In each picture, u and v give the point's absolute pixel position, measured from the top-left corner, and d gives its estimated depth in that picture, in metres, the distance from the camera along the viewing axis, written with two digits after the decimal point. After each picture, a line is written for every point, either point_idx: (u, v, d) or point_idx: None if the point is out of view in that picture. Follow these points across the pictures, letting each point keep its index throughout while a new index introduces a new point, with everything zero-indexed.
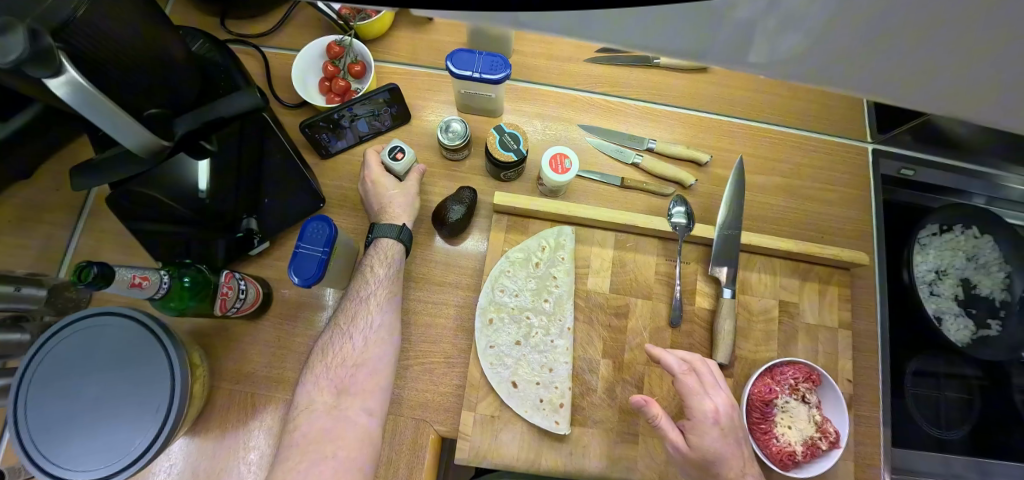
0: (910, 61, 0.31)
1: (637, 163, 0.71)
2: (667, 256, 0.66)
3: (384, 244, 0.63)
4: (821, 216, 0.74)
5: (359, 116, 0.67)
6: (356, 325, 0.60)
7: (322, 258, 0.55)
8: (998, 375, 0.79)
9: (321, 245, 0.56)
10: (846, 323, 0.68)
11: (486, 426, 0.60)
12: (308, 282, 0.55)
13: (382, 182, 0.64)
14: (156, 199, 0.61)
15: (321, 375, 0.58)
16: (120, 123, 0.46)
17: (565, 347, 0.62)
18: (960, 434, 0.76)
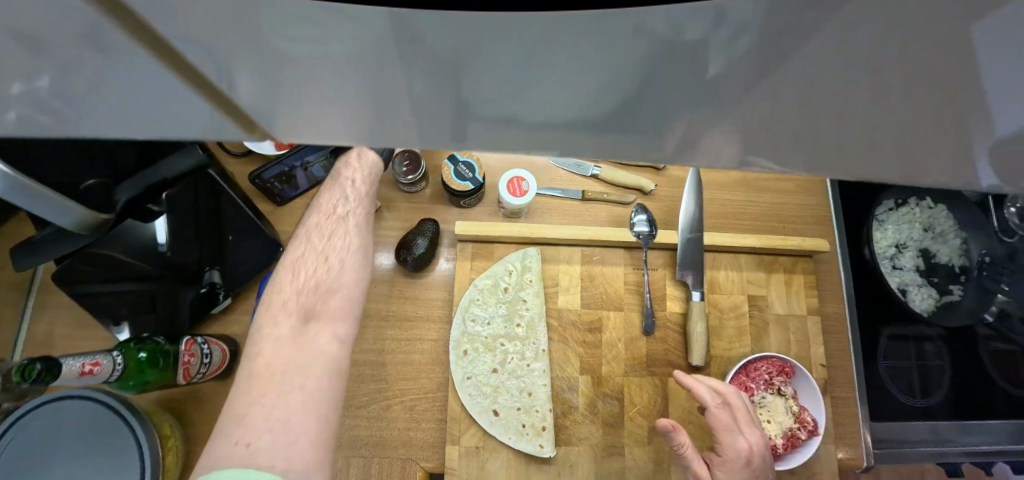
0: (835, 130, 0.30)
1: (595, 175, 0.72)
2: (634, 265, 0.67)
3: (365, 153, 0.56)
4: (780, 206, 0.76)
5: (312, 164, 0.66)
6: (332, 237, 0.53)
7: None
8: (963, 340, 0.80)
9: None
10: (813, 309, 0.69)
11: (471, 458, 0.59)
12: None
13: None
14: (117, 261, 0.60)
15: (290, 299, 0.49)
16: (49, 204, 0.43)
17: (542, 369, 0.61)
18: (935, 401, 0.78)
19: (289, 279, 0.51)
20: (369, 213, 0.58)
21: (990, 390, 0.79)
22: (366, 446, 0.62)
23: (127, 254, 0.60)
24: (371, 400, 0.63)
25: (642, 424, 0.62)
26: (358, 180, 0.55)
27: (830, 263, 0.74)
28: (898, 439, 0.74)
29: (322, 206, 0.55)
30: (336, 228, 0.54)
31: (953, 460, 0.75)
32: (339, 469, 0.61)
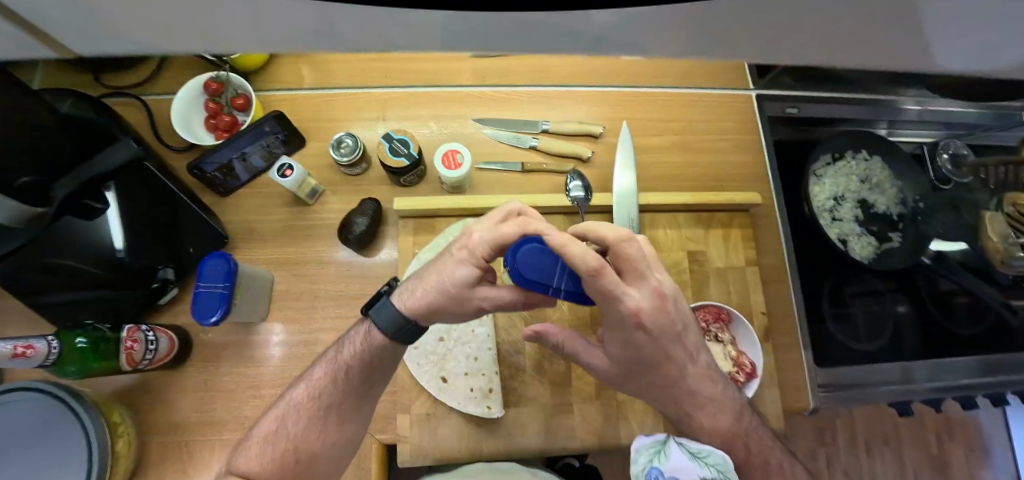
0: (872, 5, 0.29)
1: (534, 146, 0.74)
2: (574, 229, 0.68)
3: (376, 332, 0.54)
4: (718, 165, 0.78)
5: (250, 153, 0.67)
6: (314, 410, 0.54)
7: (224, 293, 0.56)
8: (900, 283, 0.85)
9: (220, 280, 0.56)
10: (752, 260, 0.72)
11: (422, 424, 0.61)
12: (217, 319, 0.55)
13: (465, 268, 0.49)
14: (71, 268, 0.59)
15: (266, 453, 0.52)
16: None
17: (487, 333, 0.63)
18: (879, 343, 0.82)
19: (277, 433, 0.53)
20: (376, 384, 0.57)
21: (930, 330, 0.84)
22: None
23: (77, 259, 0.60)
24: None
25: (590, 382, 0.64)
26: (355, 364, 0.54)
27: (768, 217, 0.77)
28: (849, 384, 0.77)
29: (316, 376, 0.56)
30: (321, 399, 0.54)
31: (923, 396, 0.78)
32: None
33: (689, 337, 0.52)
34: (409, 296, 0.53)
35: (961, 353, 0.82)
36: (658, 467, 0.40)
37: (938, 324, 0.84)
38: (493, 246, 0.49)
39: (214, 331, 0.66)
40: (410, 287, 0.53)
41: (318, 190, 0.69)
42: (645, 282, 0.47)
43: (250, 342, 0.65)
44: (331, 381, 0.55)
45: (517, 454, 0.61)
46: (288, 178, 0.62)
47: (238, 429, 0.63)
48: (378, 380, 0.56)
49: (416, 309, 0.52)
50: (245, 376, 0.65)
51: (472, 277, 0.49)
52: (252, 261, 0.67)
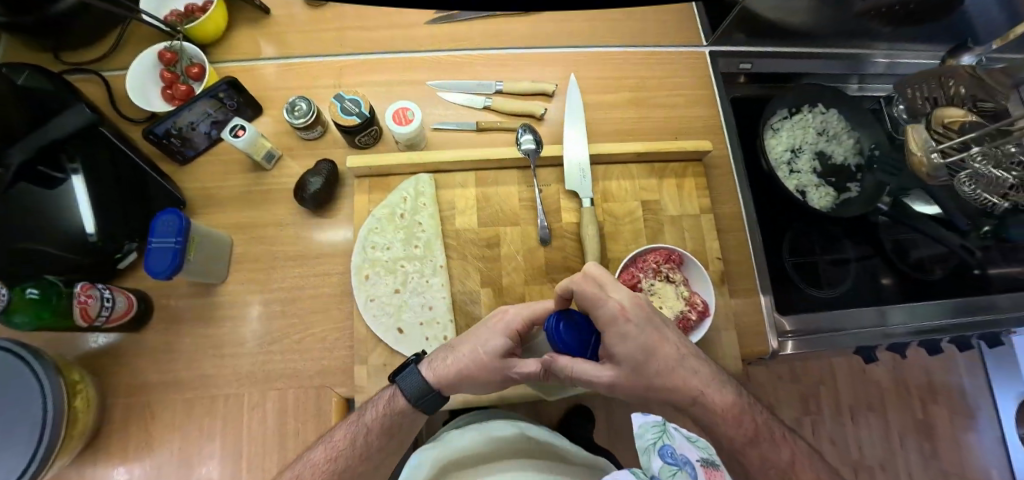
0: None
1: (488, 106, 0.75)
2: (528, 183, 0.69)
3: (399, 396, 0.56)
4: (672, 119, 0.79)
5: (197, 123, 0.67)
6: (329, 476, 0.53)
7: (176, 247, 0.57)
8: (860, 231, 0.86)
9: (173, 235, 0.57)
10: (706, 208, 0.72)
11: (380, 374, 0.62)
12: (167, 273, 0.56)
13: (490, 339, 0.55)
14: (50, 255, 0.58)
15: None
16: None
17: (441, 283, 0.64)
18: (841, 291, 0.83)
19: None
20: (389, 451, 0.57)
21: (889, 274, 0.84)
22: (281, 379, 0.64)
23: (55, 244, 0.59)
24: (285, 336, 0.65)
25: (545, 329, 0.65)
26: (374, 430, 0.55)
27: (723, 168, 0.78)
28: (820, 330, 0.76)
29: (336, 439, 0.56)
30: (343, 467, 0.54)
31: (899, 339, 0.77)
32: (258, 402, 0.63)
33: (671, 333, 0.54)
34: (438, 366, 0.57)
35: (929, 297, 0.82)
36: (669, 444, 0.45)
37: (903, 270, 0.84)
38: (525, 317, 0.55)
39: (175, 294, 0.67)
40: (438, 357, 0.58)
41: (276, 154, 0.70)
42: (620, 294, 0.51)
43: (211, 304, 0.66)
44: (352, 443, 0.55)
45: None
46: (241, 138, 0.63)
47: (200, 387, 0.64)
48: (402, 438, 0.58)
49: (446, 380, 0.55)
50: (205, 336, 0.65)
51: (495, 345, 0.55)
52: (211, 224, 0.68)
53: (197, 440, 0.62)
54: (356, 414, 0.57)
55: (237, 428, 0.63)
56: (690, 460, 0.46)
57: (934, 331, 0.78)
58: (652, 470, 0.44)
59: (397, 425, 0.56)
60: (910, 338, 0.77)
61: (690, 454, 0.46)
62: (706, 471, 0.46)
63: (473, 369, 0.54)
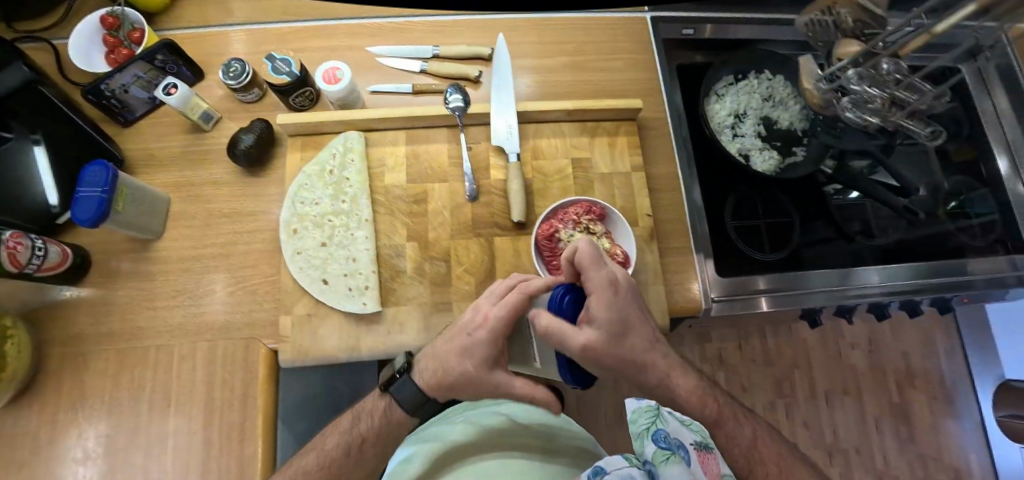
0: None
1: (424, 70, 0.76)
2: (457, 142, 0.71)
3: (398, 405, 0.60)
4: (610, 83, 0.80)
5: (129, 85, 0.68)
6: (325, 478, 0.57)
7: (102, 197, 0.58)
8: (803, 195, 0.87)
9: (100, 186, 0.59)
10: (638, 166, 0.73)
11: (303, 324, 0.63)
12: (92, 220, 0.58)
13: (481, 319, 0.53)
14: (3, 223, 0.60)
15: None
16: None
17: (366, 235, 0.65)
18: (822, 254, 0.84)
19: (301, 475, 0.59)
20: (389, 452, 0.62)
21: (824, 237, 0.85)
22: (212, 331, 0.65)
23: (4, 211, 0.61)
24: (217, 289, 0.67)
25: (469, 281, 0.65)
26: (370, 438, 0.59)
27: (660, 130, 0.79)
28: (797, 289, 0.78)
29: (329, 448, 0.59)
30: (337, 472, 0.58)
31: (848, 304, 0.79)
32: (188, 354, 0.64)
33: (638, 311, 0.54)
34: (423, 376, 0.57)
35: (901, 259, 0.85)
36: (662, 428, 0.49)
37: (845, 232, 0.86)
38: (505, 323, 0.51)
39: (113, 250, 0.69)
40: (421, 368, 0.57)
41: (215, 116, 0.72)
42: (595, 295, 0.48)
43: (147, 259, 0.68)
44: (344, 452, 0.59)
45: (396, 351, 0.63)
46: (174, 95, 0.65)
47: (133, 338, 0.65)
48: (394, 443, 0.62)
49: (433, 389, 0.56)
50: (140, 289, 0.67)
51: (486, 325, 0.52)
52: (148, 183, 0.70)
53: (127, 390, 0.63)
54: (347, 423, 0.61)
55: (167, 378, 0.64)
56: (684, 443, 0.50)
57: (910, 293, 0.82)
58: (646, 454, 0.47)
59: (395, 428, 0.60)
60: (888, 298, 0.80)
61: (683, 438, 0.51)
62: (699, 453, 0.51)
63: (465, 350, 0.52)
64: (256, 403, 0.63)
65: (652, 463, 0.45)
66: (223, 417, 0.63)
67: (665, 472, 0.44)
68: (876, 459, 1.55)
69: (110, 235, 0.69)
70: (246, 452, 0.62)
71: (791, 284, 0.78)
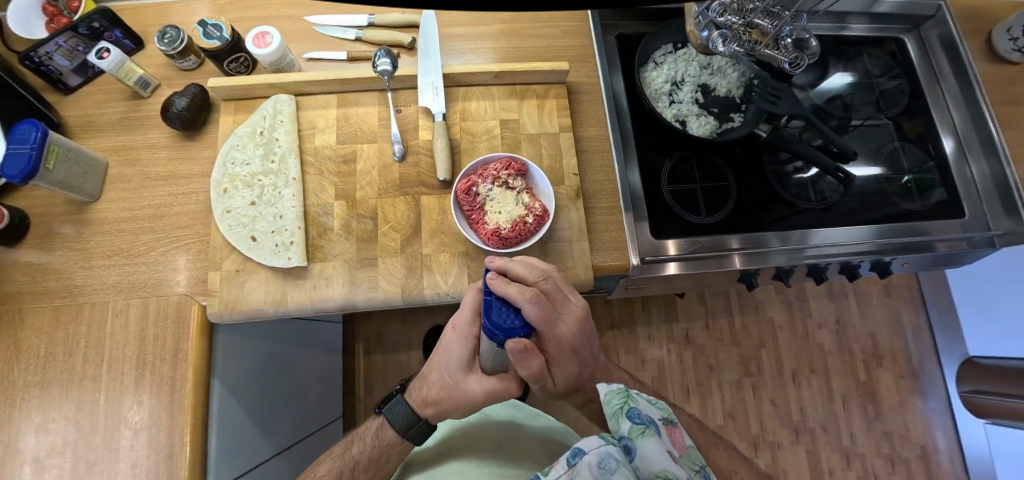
0: None
1: (360, 38, 0.78)
2: (386, 104, 0.72)
3: (387, 428, 0.74)
4: (544, 50, 0.82)
5: (60, 51, 0.68)
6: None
7: (31, 153, 0.58)
8: (740, 160, 0.89)
9: (29, 143, 0.59)
10: (566, 127, 0.74)
11: (232, 280, 0.64)
12: (21, 175, 0.58)
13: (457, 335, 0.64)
14: None
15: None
16: None
17: (293, 193, 0.67)
18: (780, 217, 0.86)
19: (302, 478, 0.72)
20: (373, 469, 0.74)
21: (767, 201, 0.87)
22: (148, 289, 0.67)
23: None
24: (152, 249, 0.68)
25: (395, 238, 0.67)
26: (363, 458, 0.72)
27: (593, 95, 0.81)
28: (761, 248, 0.81)
29: (321, 474, 0.71)
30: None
31: (810, 263, 0.82)
32: (120, 311, 0.65)
33: (576, 320, 0.60)
34: (419, 398, 0.71)
35: (863, 222, 0.89)
36: (636, 409, 0.58)
37: (782, 196, 0.87)
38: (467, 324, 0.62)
39: (51, 212, 0.70)
40: (416, 388, 0.72)
41: (152, 83, 0.74)
42: (510, 291, 0.46)
43: (83, 219, 0.69)
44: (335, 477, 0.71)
45: (321, 304, 0.64)
46: (106, 60, 0.66)
47: (69, 297, 0.66)
48: (384, 466, 0.76)
49: (428, 408, 0.69)
50: (77, 249, 0.68)
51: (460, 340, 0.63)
52: (86, 147, 0.71)
53: (59, 348, 0.63)
54: (341, 450, 0.74)
55: (100, 336, 0.64)
56: (654, 419, 0.60)
57: (870, 253, 0.85)
58: (623, 431, 0.56)
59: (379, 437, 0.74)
60: (853, 256, 0.84)
61: (653, 415, 0.60)
62: (665, 428, 0.60)
63: (451, 362, 0.65)
64: (187, 359, 0.64)
65: (629, 437, 0.54)
66: (153, 372, 0.63)
67: (642, 443, 0.53)
68: (842, 438, 1.56)
69: (50, 198, 0.70)
70: (177, 406, 0.62)
71: (752, 246, 0.82)
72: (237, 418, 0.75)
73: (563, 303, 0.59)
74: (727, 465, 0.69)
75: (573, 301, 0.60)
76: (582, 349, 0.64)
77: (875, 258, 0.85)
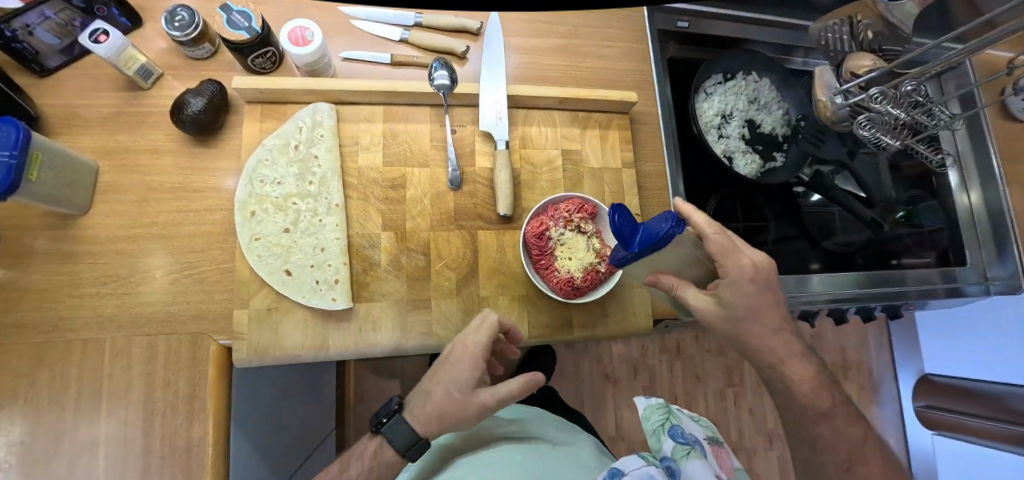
0: None
1: (405, 39, 0.69)
2: (440, 123, 0.65)
3: (388, 447, 0.59)
4: (603, 73, 0.76)
5: (37, 26, 0.55)
6: None
7: (10, 164, 0.46)
8: (776, 200, 0.91)
9: (6, 149, 0.46)
10: (628, 162, 0.70)
11: (263, 319, 0.56)
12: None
13: (468, 355, 0.55)
14: None
15: None
16: None
17: (335, 223, 0.59)
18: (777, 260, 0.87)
19: None
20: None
21: (785, 243, 0.90)
22: (152, 323, 0.57)
23: None
24: (158, 275, 0.58)
25: (450, 277, 0.61)
26: None
27: (652, 125, 0.76)
28: None
29: None
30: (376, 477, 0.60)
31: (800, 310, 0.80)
32: (120, 349, 0.55)
33: (744, 280, 0.47)
34: (423, 414, 0.57)
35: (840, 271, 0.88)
36: (677, 425, 0.59)
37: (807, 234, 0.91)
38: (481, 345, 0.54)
39: (26, 225, 0.57)
40: (417, 406, 0.59)
41: (154, 72, 0.62)
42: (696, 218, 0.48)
43: (69, 236, 0.57)
44: None
45: (368, 350, 0.57)
46: (104, 44, 0.54)
47: (52, 330, 0.55)
48: None
49: (434, 422, 0.56)
50: (61, 272, 0.57)
51: (473, 358, 0.55)
52: (70, 146, 0.58)
53: (42, 395, 0.52)
54: (336, 470, 0.60)
55: (94, 381, 0.54)
56: (697, 438, 0.60)
57: (847, 301, 0.83)
58: (666, 450, 0.56)
59: (386, 456, 0.59)
60: (831, 305, 0.81)
61: (698, 434, 0.61)
62: (711, 447, 0.61)
63: (460, 382, 0.55)
64: (205, 408, 0.55)
65: (672, 459, 0.54)
66: (164, 425, 0.54)
67: (687, 464, 0.53)
68: None
69: (24, 207, 0.58)
70: (194, 464, 0.53)
71: None
72: (249, 457, 0.67)
73: (744, 258, 0.48)
74: (874, 460, 0.52)
75: (756, 257, 0.49)
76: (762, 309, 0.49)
77: (850, 305, 0.83)
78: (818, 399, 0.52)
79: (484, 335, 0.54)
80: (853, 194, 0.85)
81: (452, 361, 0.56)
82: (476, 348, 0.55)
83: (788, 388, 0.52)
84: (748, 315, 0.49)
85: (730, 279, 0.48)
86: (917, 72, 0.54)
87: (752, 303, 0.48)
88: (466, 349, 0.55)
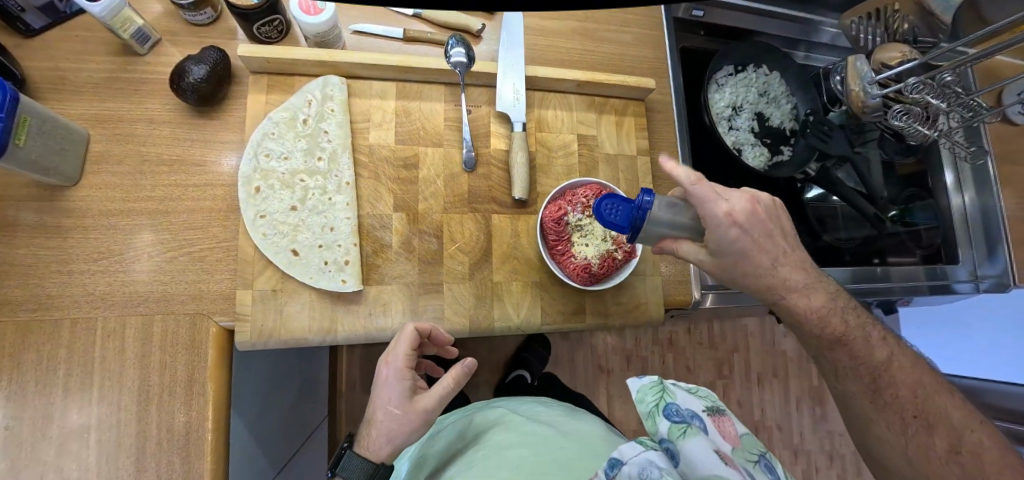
0: None
1: (418, 14, 0.66)
2: (456, 102, 0.63)
3: None
4: (618, 58, 0.75)
5: None
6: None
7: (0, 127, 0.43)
8: (780, 194, 0.92)
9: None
10: (643, 150, 0.69)
11: (269, 300, 0.53)
12: None
13: (397, 366, 0.50)
14: None
15: None
16: None
17: (345, 202, 0.57)
18: None
19: None
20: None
21: None
22: (147, 303, 0.54)
23: None
24: (154, 252, 0.55)
25: (462, 261, 0.59)
26: None
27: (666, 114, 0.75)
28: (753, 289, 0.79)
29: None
30: None
31: None
32: (114, 329, 0.52)
33: (723, 228, 0.45)
34: (370, 442, 0.49)
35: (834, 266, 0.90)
36: (672, 402, 0.59)
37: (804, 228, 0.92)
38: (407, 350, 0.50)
39: (8, 195, 0.53)
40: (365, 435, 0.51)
41: (152, 37, 0.58)
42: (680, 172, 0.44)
43: (56, 208, 0.54)
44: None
45: (377, 334, 0.55)
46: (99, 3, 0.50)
47: (38, 308, 0.51)
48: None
49: (385, 446, 0.49)
50: (49, 247, 0.53)
51: (404, 367, 0.50)
52: (59, 113, 0.54)
53: (28, 377, 0.49)
54: None
55: (84, 363, 0.51)
56: (695, 413, 0.59)
57: None
58: (662, 431, 0.56)
59: None
60: None
61: (695, 407, 0.60)
62: (712, 418, 0.60)
63: (396, 394, 0.49)
64: (205, 392, 0.52)
65: (670, 440, 0.54)
66: (160, 410, 0.51)
67: (684, 444, 0.53)
68: (793, 436, 1.73)
69: (8, 177, 0.54)
70: (193, 450, 0.51)
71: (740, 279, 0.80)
72: (244, 444, 0.65)
73: (722, 207, 0.44)
74: (906, 379, 0.47)
75: (733, 202, 0.45)
76: (753, 259, 0.46)
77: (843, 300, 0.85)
78: (828, 322, 0.48)
79: (406, 341, 0.51)
80: (857, 190, 0.86)
81: (384, 379, 0.51)
82: (402, 356, 0.50)
83: (796, 321, 0.49)
84: (740, 259, 0.47)
85: (712, 231, 0.45)
86: (952, 64, 0.56)
87: (744, 248, 0.46)
88: (395, 359, 0.50)
